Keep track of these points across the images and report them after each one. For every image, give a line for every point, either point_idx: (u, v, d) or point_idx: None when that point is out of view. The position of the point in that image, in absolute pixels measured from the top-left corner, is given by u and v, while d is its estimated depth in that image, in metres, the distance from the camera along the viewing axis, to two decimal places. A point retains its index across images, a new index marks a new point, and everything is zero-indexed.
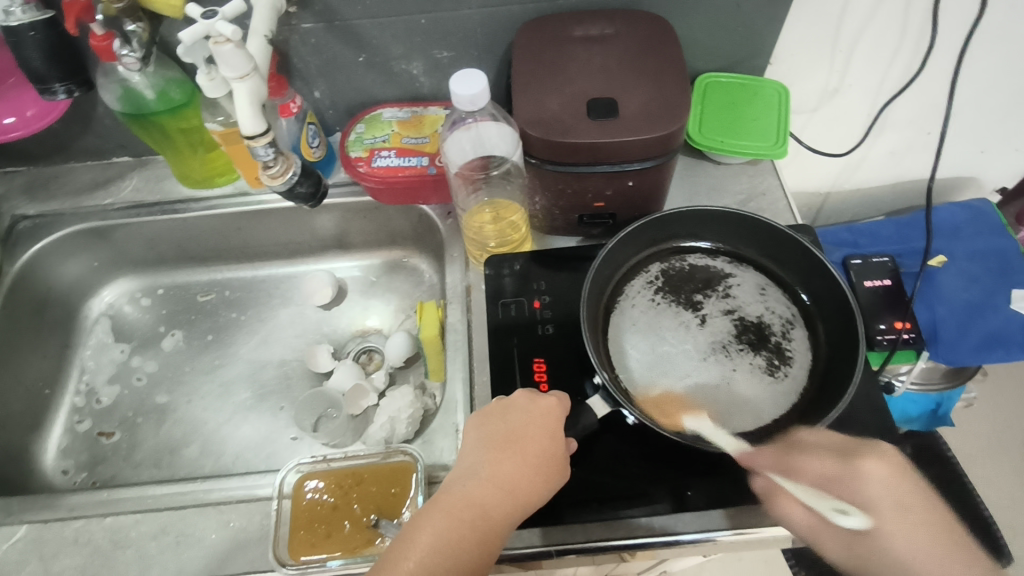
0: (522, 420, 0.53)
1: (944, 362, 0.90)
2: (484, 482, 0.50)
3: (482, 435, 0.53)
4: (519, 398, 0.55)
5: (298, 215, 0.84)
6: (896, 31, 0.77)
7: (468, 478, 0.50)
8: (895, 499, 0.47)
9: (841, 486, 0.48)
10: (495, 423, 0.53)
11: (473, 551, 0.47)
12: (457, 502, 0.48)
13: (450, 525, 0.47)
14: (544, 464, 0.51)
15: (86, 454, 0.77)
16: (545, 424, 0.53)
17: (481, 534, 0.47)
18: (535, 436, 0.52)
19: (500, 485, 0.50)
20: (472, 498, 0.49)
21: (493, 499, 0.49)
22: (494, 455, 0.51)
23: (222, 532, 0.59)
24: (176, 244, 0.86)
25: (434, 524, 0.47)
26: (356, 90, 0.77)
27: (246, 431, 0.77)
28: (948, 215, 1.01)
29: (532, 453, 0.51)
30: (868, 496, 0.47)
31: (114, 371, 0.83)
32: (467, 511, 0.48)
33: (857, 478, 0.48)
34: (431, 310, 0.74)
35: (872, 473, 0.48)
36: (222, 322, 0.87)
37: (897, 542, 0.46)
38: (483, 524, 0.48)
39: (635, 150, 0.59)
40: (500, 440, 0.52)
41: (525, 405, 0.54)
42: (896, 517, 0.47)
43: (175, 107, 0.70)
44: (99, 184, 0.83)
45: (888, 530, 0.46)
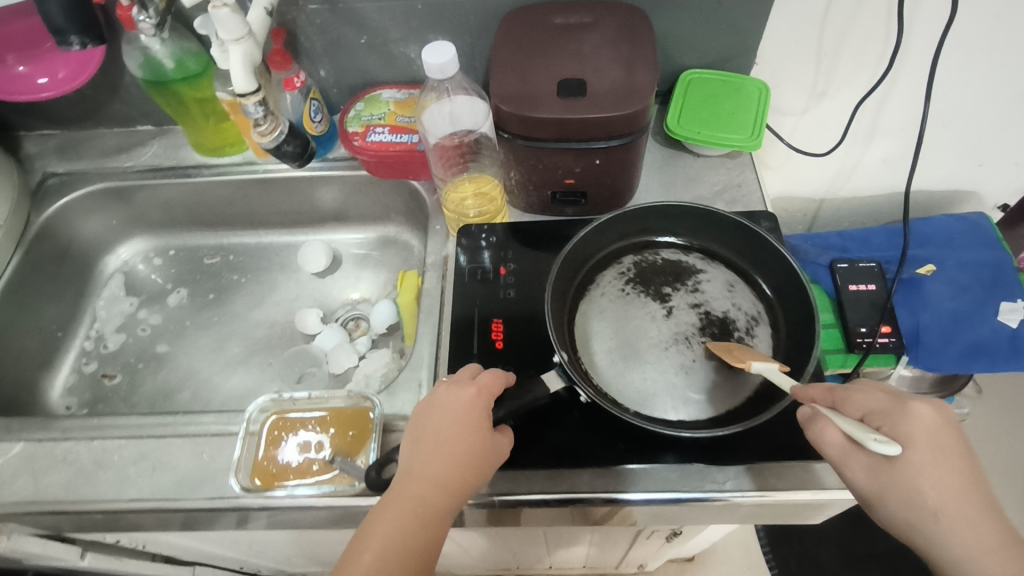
0: (448, 414, 0.52)
1: (923, 367, 0.88)
2: (418, 480, 0.49)
3: (414, 435, 0.52)
4: (441, 391, 0.54)
5: (301, 187, 0.89)
6: (881, 36, 0.78)
7: (404, 476, 0.50)
8: (937, 441, 0.46)
9: (884, 419, 0.47)
10: (433, 416, 0.52)
11: (418, 545, 0.47)
12: (405, 501, 0.48)
13: (392, 527, 0.47)
14: (484, 449, 0.51)
15: (89, 394, 0.83)
16: (472, 413, 0.52)
17: (432, 527, 0.48)
18: (463, 426, 0.51)
19: (433, 480, 0.49)
20: (409, 496, 0.48)
21: (430, 495, 0.49)
22: (425, 453, 0.50)
23: (195, 461, 0.64)
24: (188, 209, 0.93)
25: (377, 530, 0.47)
26: (359, 70, 0.83)
27: (235, 382, 0.83)
28: (942, 226, 1.01)
29: (462, 444, 0.51)
30: (914, 432, 0.46)
31: (122, 321, 0.90)
32: (406, 509, 0.48)
33: (908, 414, 0.47)
34: (412, 278, 0.79)
35: (921, 416, 0.46)
36: (224, 283, 0.93)
37: (925, 476, 0.45)
38: (425, 518, 0.48)
39: (600, 128, 0.62)
40: (429, 439, 0.51)
41: (449, 396, 0.53)
42: (936, 457, 0.45)
43: (190, 76, 0.77)
44: (123, 149, 0.90)
45: (920, 464, 0.45)
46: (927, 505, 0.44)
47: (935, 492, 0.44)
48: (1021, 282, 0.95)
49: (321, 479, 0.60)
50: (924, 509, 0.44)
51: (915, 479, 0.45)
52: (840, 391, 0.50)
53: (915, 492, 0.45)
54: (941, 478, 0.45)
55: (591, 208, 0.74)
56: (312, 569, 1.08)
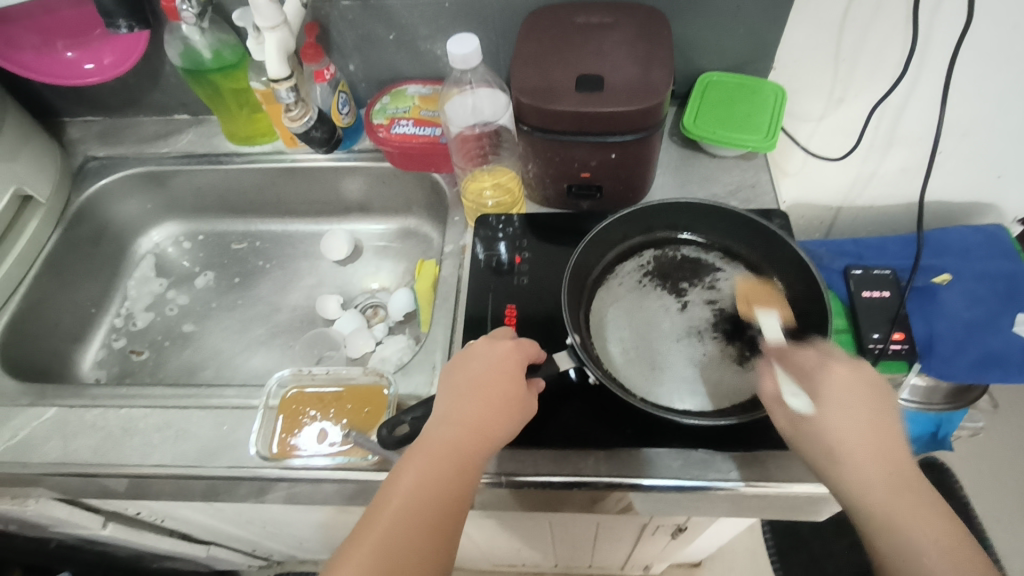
0: (486, 367, 0.55)
1: (935, 376, 0.89)
2: (455, 424, 0.52)
3: (451, 385, 0.55)
4: (480, 345, 0.57)
5: (326, 177, 0.92)
6: (898, 43, 0.79)
7: (440, 422, 0.53)
8: (851, 394, 0.49)
9: (806, 377, 0.51)
10: (460, 373, 0.56)
11: (453, 483, 0.50)
12: (433, 446, 0.51)
13: (430, 464, 0.51)
14: (509, 405, 0.54)
15: (117, 368, 0.87)
16: (501, 367, 0.55)
17: (459, 471, 0.51)
18: (498, 379, 0.55)
19: (469, 426, 0.52)
20: (445, 438, 0.52)
21: (466, 438, 0.52)
22: (463, 400, 0.54)
23: (216, 431, 0.67)
24: (219, 195, 0.96)
25: (415, 468, 0.50)
26: (386, 66, 0.86)
27: (256, 362, 0.85)
28: (959, 237, 1.00)
29: (498, 394, 0.54)
30: (829, 389, 0.50)
31: (151, 301, 0.94)
32: (443, 450, 0.51)
33: (826, 370, 0.51)
34: (430, 267, 0.81)
35: (837, 374, 0.51)
36: (250, 267, 0.96)
37: (835, 422, 0.48)
38: (461, 459, 0.51)
39: (615, 122, 0.64)
40: (466, 388, 0.54)
41: (481, 352, 0.56)
42: (846, 408, 0.49)
43: (226, 67, 0.81)
44: (160, 136, 0.94)
45: (832, 413, 0.49)
46: (834, 449, 0.48)
47: (839, 431, 0.48)
48: None
49: (336, 451, 0.63)
50: (827, 450, 0.48)
51: (828, 428, 0.48)
52: (781, 347, 0.55)
53: (823, 436, 0.48)
54: (848, 423, 0.48)
55: (605, 203, 0.76)
56: (323, 554, 1.10)
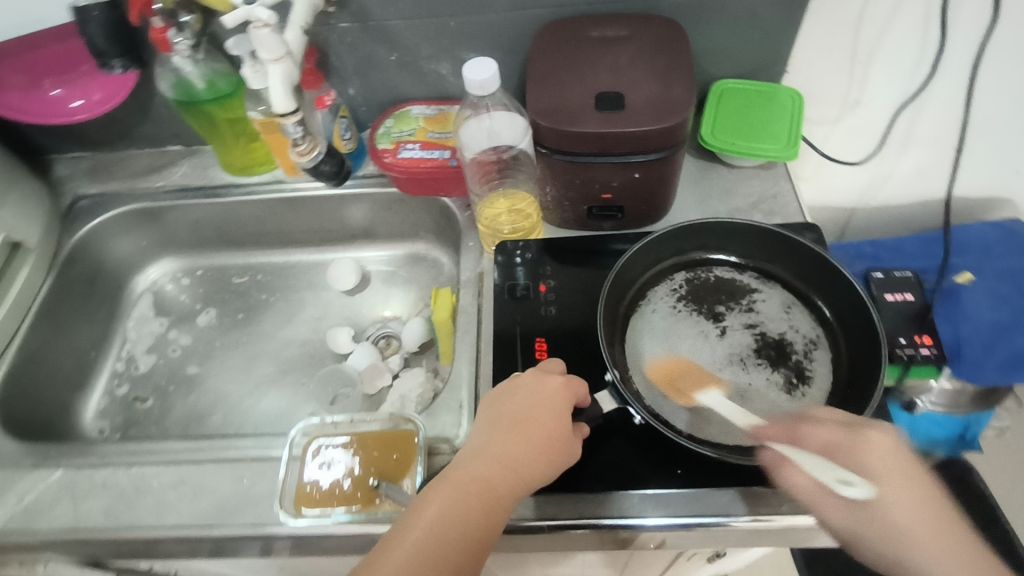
0: (530, 402, 0.53)
1: (966, 380, 0.88)
2: (488, 459, 0.50)
3: (488, 417, 0.53)
4: (528, 378, 0.55)
5: (329, 205, 0.89)
6: (917, 36, 0.77)
7: (474, 455, 0.50)
8: (902, 467, 0.45)
9: (843, 456, 0.46)
10: (503, 403, 0.53)
11: (479, 518, 0.48)
12: (463, 476, 0.49)
13: (457, 498, 0.48)
14: (548, 445, 0.51)
15: (121, 416, 0.82)
16: (546, 404, 0.52)
17: (486, 507, 0.48)
18: (541, 417, 0.52)
19: (504, 463, 0.50)
20: (478, 473, 0.49)
21: (500, 475, 0.49)
22: (500, 434, 0.51)
23: (235, 486, 0.63)
24: (217, 228, 0.92)
25: (442, 496, 0.48)
26: (388, 88, 0.83)
27: (266, 403, 0.82)
28: (978, 234, 0.98)
29: (539, 432, 0.51)
30: (876, 463, 0.45)
31: (152, 342, 0.90)
32: (473, 485, 0.49)
33: (866, 447, 0.45)
34: (446, 296, 0.77)
35: (880, 443, 0.45)
36: (253, 302, 0.93)
37: (900, 512, 0.44)
38: (491, 496, 0.48)
39: (638, 141, 0.61)
40: (507, 422, 0.52)
41: (529, 384, 0.54)
42: (905, 488, 0.44)
43: (221, 97, 0.77)
44: (153, 170, 0.90)
45: (894, 499, 0.44)
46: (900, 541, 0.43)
47: (910, 530, 0.43)
48: None
49: (364, 507, 0.59)
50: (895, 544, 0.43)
51: (889, 513, 0.44)
52: (796, 424, 0.49)
53: (890, 529, 0.43)
54: (914, 508, 0.44)
55: (627, 222, 0.73)
56: None
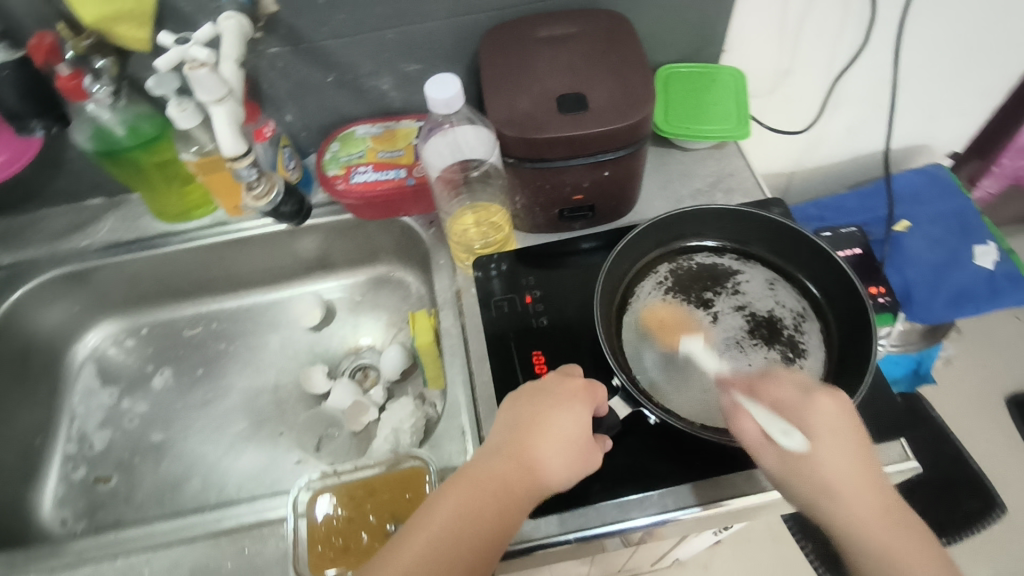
0: (551, 401, 0.50)
1: (920, 321, 0.94)
2: (505, 458, 0.48)
3: (507, 416, 0.51)
4: (551, 380, 0.53)
5: (279, 240, 0.84)
6: (839, 10, 0.79)
7: (491, 453, 0.48)
8: (839, 428, 0.47)
9: (791, 411, 0.49)
10: (525, 404, 0.51)
11: (492, 520, 0.45)
12: (479, 475, 0.47)
13: (472, 496, 0.46)
14: (569, 449, 0.49)
15: (84, 502, 0.75)
16: (569, 406, 0.50)
17: (499, 510, 0.46)
18: (563, 419, 0.49)
19: (522, 462, 0.47)
20: (494, 472, 0.47)
21: (516, 475, 0.47)
22: (517, 432, 0.49)
23: (238, 559, 0.59)
24: (157, 281, 0.85)
25: (456, 492, 0.46)
26: (327, 110, 0.78)
27: (246, 461, 0.76)
28: (907, 181, 1.04)
29: (560, 432, 0.49)
30: (817, 421, 0.48)
31: (104, 415, 0.82)
32: (488, 484, 0.46)
33: (811, 405, 0.48)
34: (423, 318, 0.75)
35: (826, 405, 0.48)
36: (211, 354, 0.86)
37: (834, 467, 0.46)
38: (507, 498, 0.46)
39: (607, 140, 0.61)
40: (526, 421, 0.50)
41: (552, 386, 0.52)
42: (837, 445, 0.47)
43: (146, 141, 0.71)
44: (74, 228, 0.82)
45: (824, 450, 0.47)
46: (824, 487, 0.46)
47: (840, 482, 0.46)
48: (986, 226, 0.99)
49: None
50: (822, 488, 0.46)
51: (821, 464, 0.46)
52: (758, 380, 0.52)
53: (817, 474, 0.46)
54: (842, 458, 0.46)
55: (598, 220, 0.72)
56: None
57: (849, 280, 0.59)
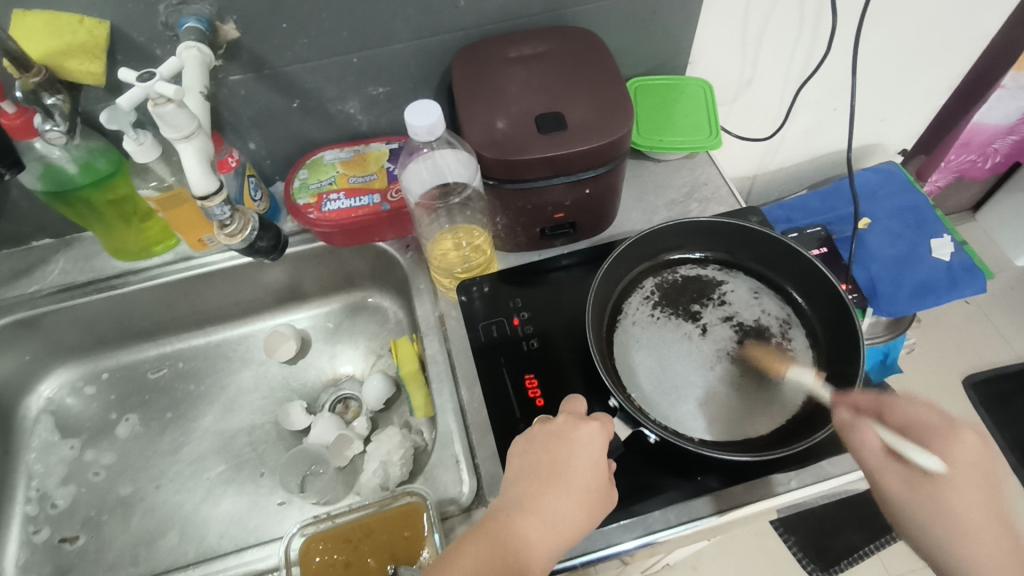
0: (568, 449, 0.50)
1: (887, 315, 0.97)
2: (527, 513, 0.47)
3: (524, 468, 0.50)
4: (562, 424, 0.53)
5: (248, 272, 0.80)
6: (796, 21, 0.81)
7: (514, 507, 0.48)
8: (974, 467, 0.46)
9: (929, 438, 0.48)
10: (540, 451, 0.51)
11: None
12: (503, 529, 0.46)
13: (495, 553, 0.45)
14: (588, 497, 0.49)
15: (50, 566, 0.70)
16: (587, 453, 0.50)
17: (526, 565, 0.45)
18: (581, 467, 0.50)
19: (545, 518, 0.47)
20: (518, 529, 0.46)
21: (540, 532, 0.46)
22: (540, 482, 0.49)
23: None
24: (116, 323, 0.80)
25: (479, 547, 0.45)
26: (293, 136, 0.75)
27: (226, 507, 0.73)
28: (864, 180, 1.07)
29: (579, 482, 0.49)
30: (955, 453, 0.47)
31: (66, 471, 0.77)
32: (511, 542, 0.46)
33: (953, 437, 0.47)
34: (406, 345, 0.74)
35: (967, 439, 0.47)
36: (179, 396, 0.82)
37: (964, 501, 0.46)
38: (529, 554, 0.45)
39: (588, 158, 0.60)
40: (545, 473, 0.49)
41: (568, 431, 0.51)
42: (971, 482, 0.46)
43: (101, 178, 0.67)
44: (21, 273, 0.77)
45: (960, 486, 0.46)
46: (952, 520, 0.45)
47: (962, 515, 0.45)
48: (940, 219, 1.03)
49: None
50: (943, 518, 0.46)
51: (953, 500, 0.46)
52: (886, 399, 0.50)
53: (943, 513, 0.46)
54: (973, 499, 0.46)
55: (579, 236, 0.72)
56: None
57: (830, 285, 0.60)
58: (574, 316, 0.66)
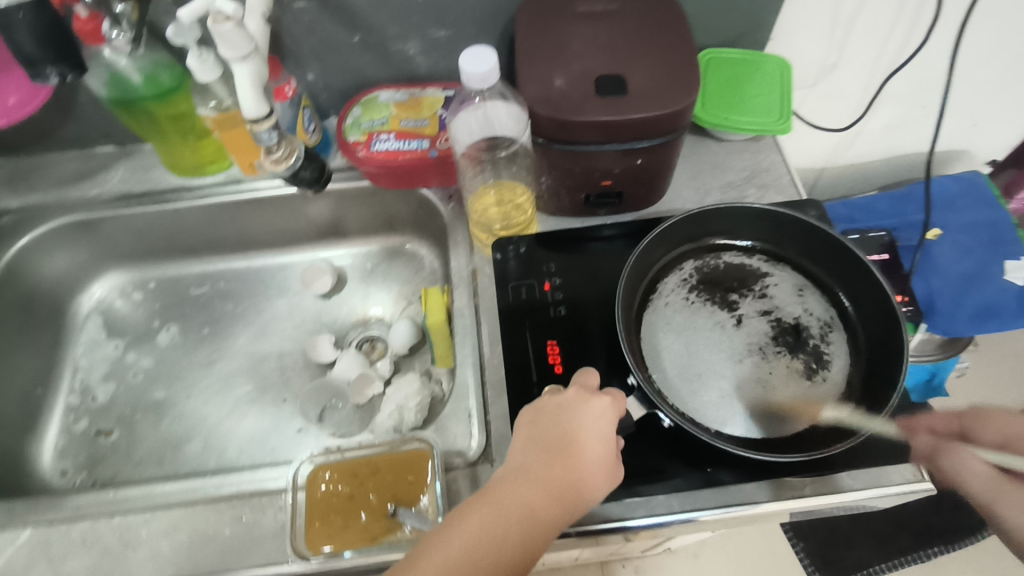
0: (576, 422, 0.50)
1: (941, 333, 0.91)
2: (532, 482, 0.47)
3: (532, 437, 0.50)
4: (570, 397, 0.52)
5: (294, 203, 0.81)
6: (895, 5, 0.75)
7: (517, 476, 0.48)
8: None
9: None
10: (547, 423, 0.51)
11: (517, 547, 0.45)
12: (505, 498, 0.46)
13: (496, 521, 0.46)
14: (595, 471, 0.49)
15: (85, 454, 0.75)
16: (596, 424, 0.50)
17: (526, 534, 0.45)
18: (589, 440, 0.49)
19: (548, 488, 0.47)
20: (520, 498, 0.46)
21: (542, 503, 0.46)
22: (548, 452, 0.49)
23: (235, 527, 0.58)
24: (167, 235, 0.83)
25: (480, 513, 0.46)
26: (351, 71, 0.75)
27: (249, 425, 0.76)
28: (942, 188, 1.00)
29: (587, 456, 0.49)
30: None
31: (108, 368, 0.81)
32: (513, 511, 0.46)
33: None
34: (436, 295, 0.73)
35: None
36: (218, 314, 0.85)
37: None
38: (531, 523, 0.46)
39: (645, 127, 0.58)
40: (553, 443, 0.49)
41: (578, 403, 0.51)
42: None
43: (164, 92, 0.68)
44: (84, 175, 0.80)
45: None
46: None
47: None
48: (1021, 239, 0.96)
49: (383, 539, 0.55)
50: None
51: None
52: None
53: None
54: None
55: (625, 208, 0.70)
56: None
57: (885, 293, 0.56)
58: (608, 288, 0.64)
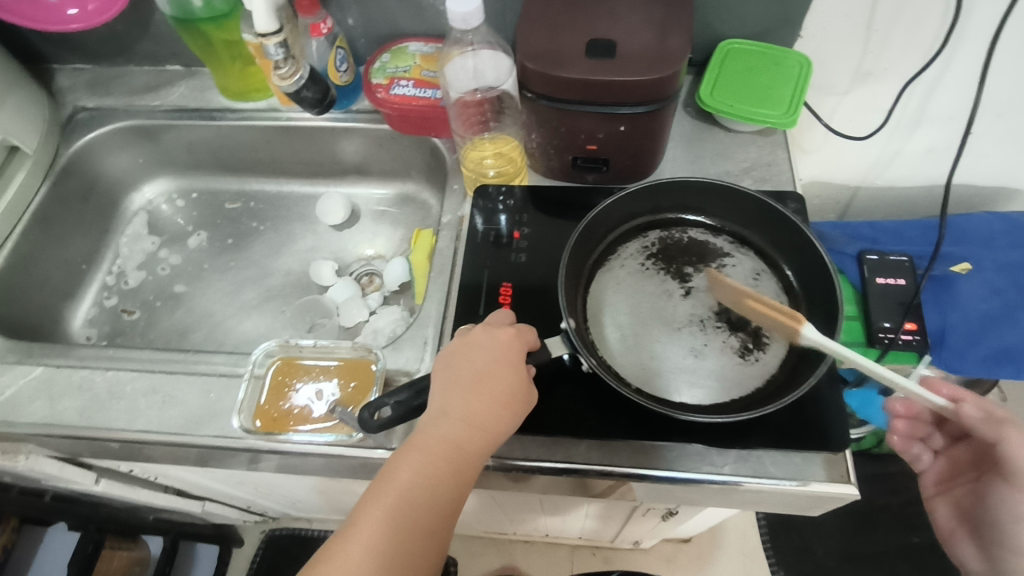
0: (488, 358, 0.52)
1: (946, 368, 0.87)
2: (453, 421, 0.50)
3: (448, 379, 0.52)
4: (478, 334, 0.54)
5: (323, 138, 0.88)
6: (934, 16, 0.73)
7: (438, 417, 0.50)
8: None
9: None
10: (460, 363, 0.53)
11: (450, 483, 0.49)
12: (429, 441, 0.49)
13: (426, 462, 0.49)
14: (510, 399, 0.51)
15: (109, 326, 0.85)
16: (505, 355, 0.53)
17: (456, 468, 0.49)
18: (501, 371, 0.52)
19: (468, 423, 0.50)
20: (443, 436, 0.50)
21: (464, 438, 0.49)
22: (466, 391, 0.51)
23: (202, 399, 0.66)
24: (212, 152, 0.93)
25: (411, 461, 0.49)
26: (386, 21, 0.81)
27: (247, 326, 0.84)
28: (982, 223, 0.95)
29: (500, 387, 0.51)
30: None
31: (143, 259, 0.92)
32: (439, 448, 0.49)
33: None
34: (426, 237, 0.79)
35: None
36: (243, 229, 0.94)
37: None
38: (458, 458, 0.49)
39: (626, 91, 0.60)
40: (468, 380, 0.52)
41: (486, 339, 0.54)
42: None
43: (217, 17, 0.77)
44: (151, 88, 0.91)
45: None
46: None
47: None
48: None
49: (318, 429, 0.61)
50: None
51: None
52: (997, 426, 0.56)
53: None
54: None
55: (612, 177, 0.72)
56: (317, 510, 1.12)
57: (832, 284, 0.57)
58: None
